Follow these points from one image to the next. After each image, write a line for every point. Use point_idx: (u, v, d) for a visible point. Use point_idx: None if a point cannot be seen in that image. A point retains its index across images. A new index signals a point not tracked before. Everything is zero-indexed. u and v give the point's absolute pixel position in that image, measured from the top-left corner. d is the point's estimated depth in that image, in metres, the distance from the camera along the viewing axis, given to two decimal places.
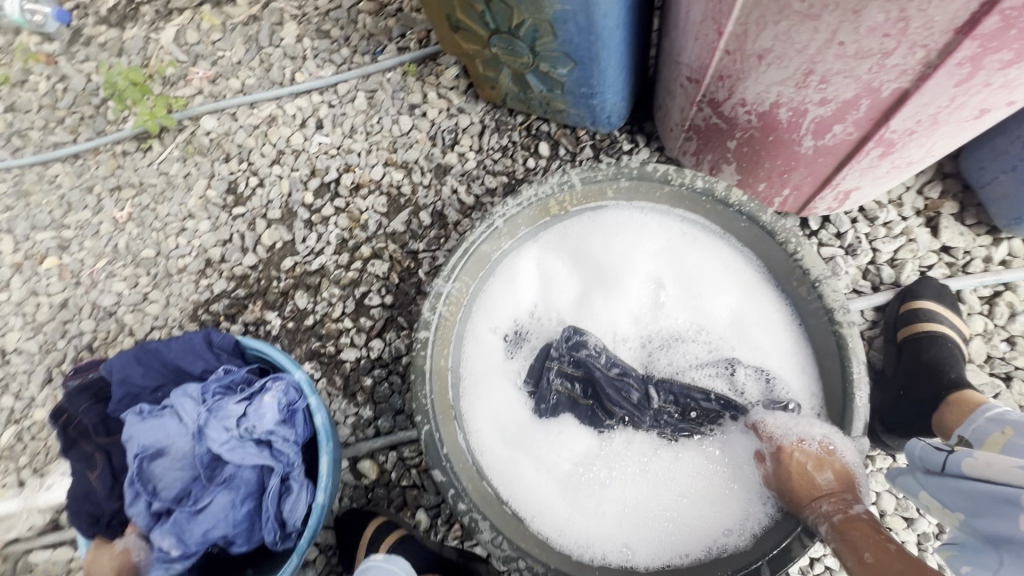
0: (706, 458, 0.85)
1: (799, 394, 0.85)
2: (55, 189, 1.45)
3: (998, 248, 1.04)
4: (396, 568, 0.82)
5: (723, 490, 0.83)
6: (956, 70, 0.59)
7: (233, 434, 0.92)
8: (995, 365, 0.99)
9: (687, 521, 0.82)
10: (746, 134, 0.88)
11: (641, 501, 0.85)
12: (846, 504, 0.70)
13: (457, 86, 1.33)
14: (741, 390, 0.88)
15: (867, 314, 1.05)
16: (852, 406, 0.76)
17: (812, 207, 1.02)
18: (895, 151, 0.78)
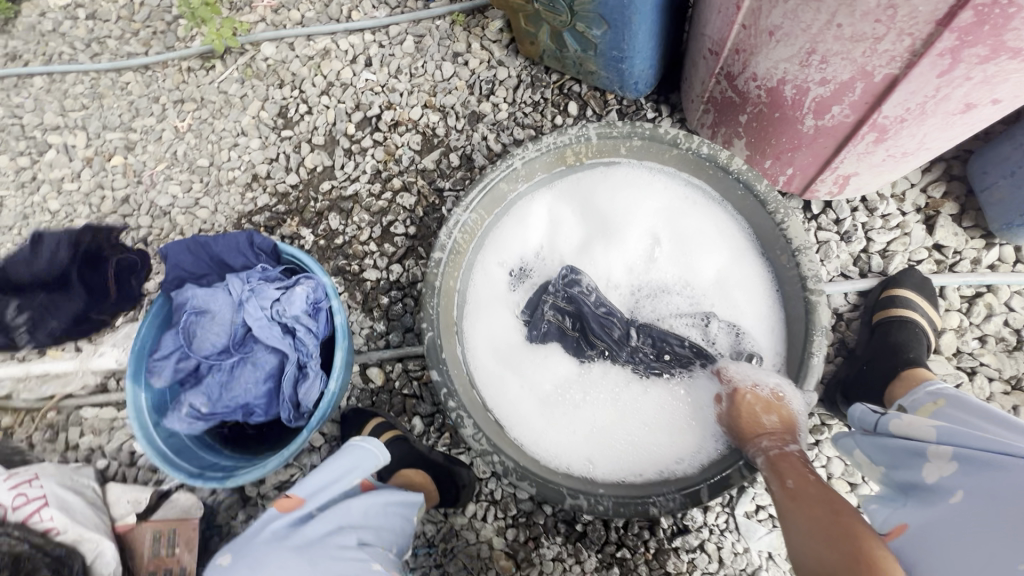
0: (671, 396, 0.95)
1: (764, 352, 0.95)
2: (127, 95, 1.59)
3: (988, 252, 1.09)
4: (373, 445, 0.92)
5: (682, 426, 0.94)
6: (938, 61, 0.65)
7: (265, 320, 1.05)
8: (963, 359, 1.05)
9: (645, 446, 0.93)
10: (756, 109, 0.95)
11: (608, 425, 0.96)
12: (784, 442, 0.80)
13: (500, 40, 1.40)
14: (712, 340, 0.98)
15: (850, 298, 1.12)
16: (807, 364, 0.85)
17: (814, 190, 1.09)
18: (889, 139, 0.84)
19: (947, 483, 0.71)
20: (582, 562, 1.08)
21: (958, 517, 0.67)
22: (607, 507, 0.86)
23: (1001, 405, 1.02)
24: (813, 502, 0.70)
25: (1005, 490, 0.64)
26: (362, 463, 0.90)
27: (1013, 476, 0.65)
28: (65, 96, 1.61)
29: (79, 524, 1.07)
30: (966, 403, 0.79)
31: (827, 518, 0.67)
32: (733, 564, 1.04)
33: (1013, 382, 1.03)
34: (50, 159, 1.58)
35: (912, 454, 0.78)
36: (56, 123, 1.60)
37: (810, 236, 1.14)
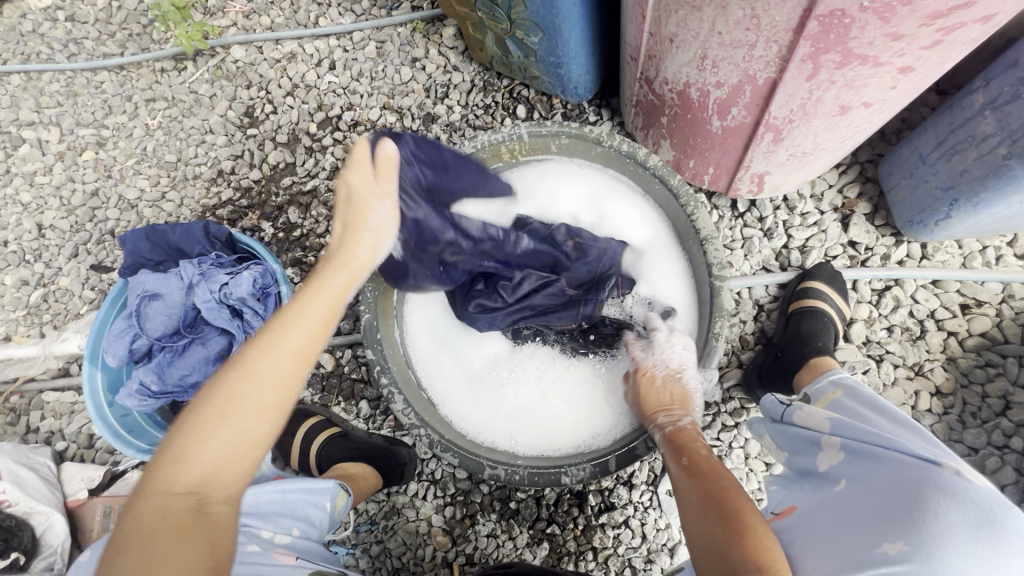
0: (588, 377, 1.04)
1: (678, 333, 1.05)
2: (100, 94, 1.65)
3: (897, 248, 1.17)
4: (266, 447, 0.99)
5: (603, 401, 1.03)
6: (803, 66, 0.73)
7: (214, 302, 1.10)
8: (871, 347, 1.12)
9: (563, 421, 1.03)
10: (672, 111, 1.02)
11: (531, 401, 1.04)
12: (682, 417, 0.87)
13: (456, 46, 1.48)
14: (629, 314, 1.06)
15: (771, 290, 1.19)
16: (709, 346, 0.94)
17: (736, 189, 1.17)
18: (785, 138, 0.92)
19: (834, 472, 0.72)
20: (514, 538, 1.13)
21: (832, 501, 0.67)
22: (524, 477, 0.93)
23: (904, 390, 1.09)
24: (706, 477, 0.74)
25: (883, 477, 0.64)
26: None
27: (891, 469, 0.63)
28: (41, 94, 1.67)
29: (32, 498, 1.11)
30: (860, 394, 0.81)
31: (717, 491, 0.70)
32: (655, 540, 1.11)
33: (915, 369, 1.11)
34: (23, 154, 1.63)
35: (809, 445, 0.78)
36: (30, 119, 1.65)
37: (735, 232, 1.22)
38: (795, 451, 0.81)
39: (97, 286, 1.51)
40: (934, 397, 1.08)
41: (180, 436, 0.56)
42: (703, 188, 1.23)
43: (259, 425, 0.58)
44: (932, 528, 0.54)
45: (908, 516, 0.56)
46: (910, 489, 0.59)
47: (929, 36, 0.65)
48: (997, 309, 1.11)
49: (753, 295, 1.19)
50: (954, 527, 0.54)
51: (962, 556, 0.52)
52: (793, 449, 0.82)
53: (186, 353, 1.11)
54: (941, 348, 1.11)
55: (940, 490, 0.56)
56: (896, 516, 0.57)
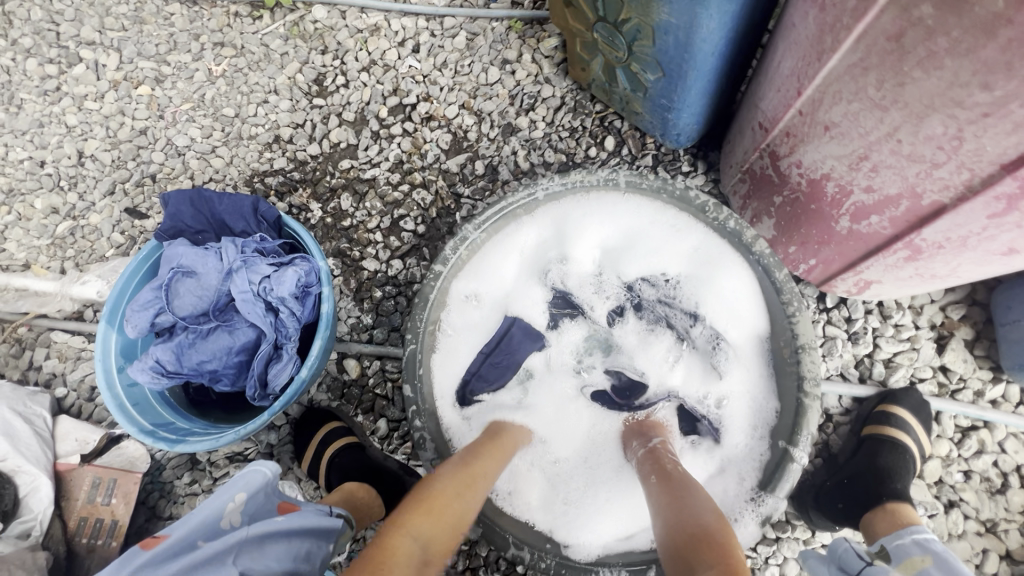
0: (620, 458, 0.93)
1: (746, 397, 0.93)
2: (168, 27, 1.56)
3: (994, 386, 1.06)
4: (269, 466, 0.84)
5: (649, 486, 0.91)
6: (992, 203, 0.62)
7: (252, 289, 1.01)
8: (943, 489, 1.02)
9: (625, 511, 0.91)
10: (793, 194, 0.91)
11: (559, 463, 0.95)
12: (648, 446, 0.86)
13: (552, 57, 1.36)
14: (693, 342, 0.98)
15: (844, 402, 1.08)
16: (770, 445, 0.89)
17: (832, 285, 1.06)
18: (921, 259, 0.81)
19: None
20: None
21: None
22: (549, 566, 0.86)
23: (971, 545, 1.00)
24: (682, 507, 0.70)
25: None
26: (250, 486, 0.80)
27: None
28: (107, 14, 1.58)
29: (21, 456, 1.04)
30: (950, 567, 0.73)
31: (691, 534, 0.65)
32: None
33: (987, 524, 1.00)
34: (77, 74, 1.55)
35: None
36: (91, 38, 1.57)
37: (817, 329, 1.11)
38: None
39: (128, 231, 1.43)
40: (1002, 561, 0.98)
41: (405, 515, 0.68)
42: (793, 273, 1.12)
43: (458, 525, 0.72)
44: None
45: None
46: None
47: None
48: None
49: (824, 402, 1.08)
50: None
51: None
52: None
53: (210, 338, 1.03)
54: (1021, 508, 1.00)
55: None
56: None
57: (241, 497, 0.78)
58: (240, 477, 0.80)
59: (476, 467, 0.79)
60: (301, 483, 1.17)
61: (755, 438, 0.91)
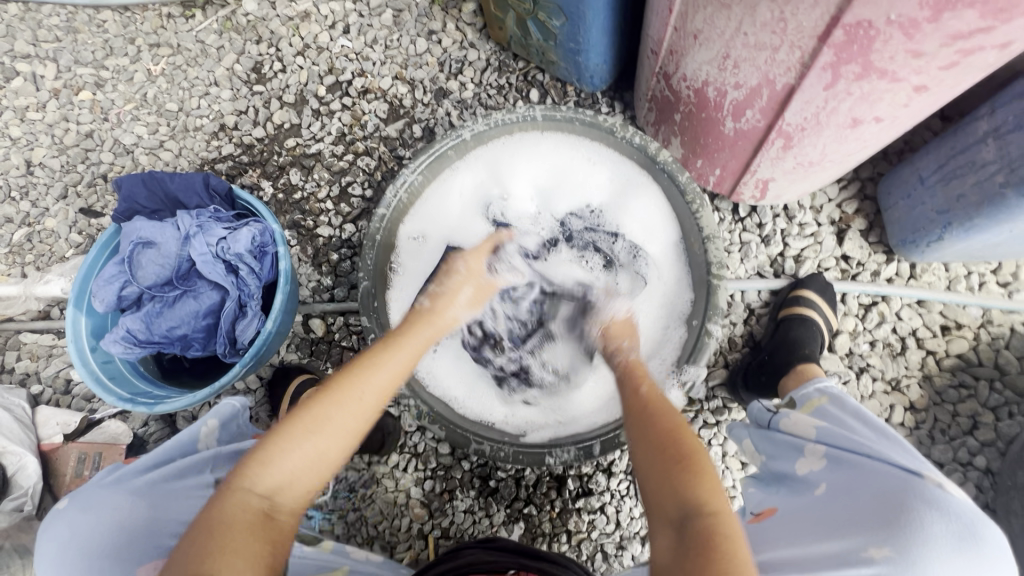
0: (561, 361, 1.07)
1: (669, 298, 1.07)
2: (102, 33, 1.60)
3: (887, 265, 1.20)
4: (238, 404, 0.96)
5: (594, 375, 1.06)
6: (823, 74, 0.74)
7: (211, 252, 1.08)
8: (853, 359, 1.16)
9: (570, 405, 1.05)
10: (687, 108, 1.03)
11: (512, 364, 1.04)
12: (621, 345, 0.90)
13: (474, 23, 1.46)
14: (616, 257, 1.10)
15: (763, 296, 1.21)
16: (687, 326, 1.02)
17: (739, 193, 1.18)
18: (794, 146, 0.94)
19: (815, 478, 0.74)
20: (491, 515, 1.15)
21: (812, 507, 0.69)
22: (508, 454, 0.95)
23: (880, 402, 1.13)
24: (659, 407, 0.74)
25: (864, 490, 0.66)
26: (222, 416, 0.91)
27: (874, 480, 0.66)
28: (39, 27, 1.62)
29: (4, 438, 1.09)
30: (845, 403, 0.84)
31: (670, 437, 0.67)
32: (629, 527, 1.12)
33: (892, 383, 1.15)
34: (16, 87, 1.58)
35: (792, 449, 0.81)
36: (26, 52, 1.60)
37: (733, 236, 1.24)
38: (774, 454, 0.84)
39: (85, 230, 1.47)
40: (907, 412, 1.13)
41: (266, 446, 0.62)
42: (707, 189, 1.25)
43: (336, 446, 0.65)
44: (918, 536, 0.58)
45: (896, 522, 0.59)
46: (893, 496, 0.62)
47: (948, 56, 0.66)
48: (975, 333, 1.15)
49: (745, 299, 1.21)
50: (936, 537, 0.57)
51: (938, 565, 0.56)
52: (773, 454, 0.84)
53: (176, 304, 1.10)
54: (919, 365, 1.15)
55: (926, 502, 0.60)
56: (878, 520, 0.60)
57: (213, 422, 0.89)
58: (213, 409, 0.91)
59: (389, 355, 0.75)
60: None
61: (676, 325, 1.04)
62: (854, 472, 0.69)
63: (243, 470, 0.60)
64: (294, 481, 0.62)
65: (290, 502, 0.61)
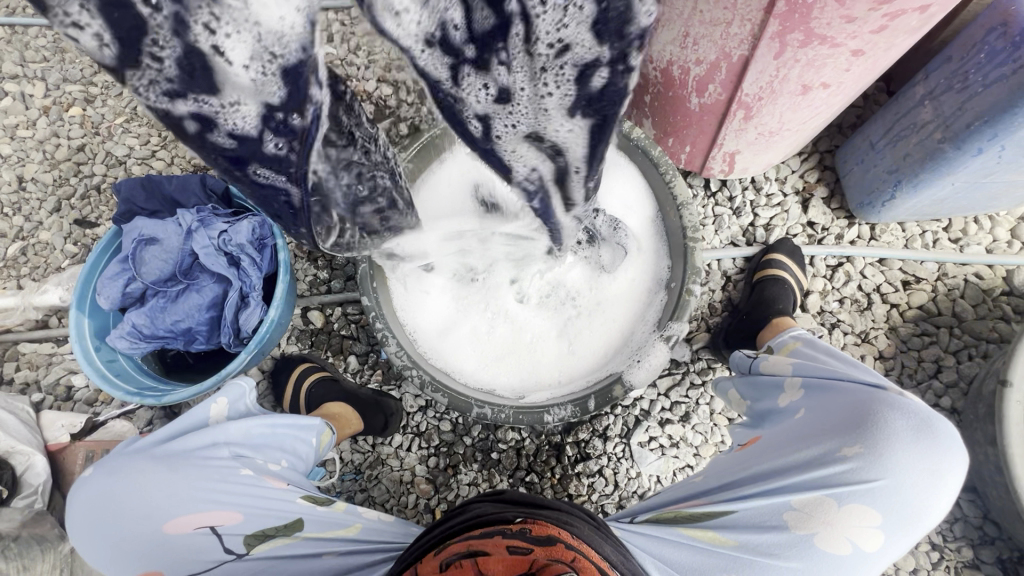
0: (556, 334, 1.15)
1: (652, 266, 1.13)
2: (90, 52, 1.65)
3: (850, 229, 1.29)
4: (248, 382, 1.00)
5: (589, 343, 1.13)
6: (772, 44, 0.83)
7: (212, 245, 1.13)
8: (824, 316, 1.25)
9: (567, 373, 1.10)
10: (655, 89, 1.12)
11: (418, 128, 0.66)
12: None
13: None
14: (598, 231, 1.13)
15: (738, 263, 1.30)
16: (667, 289, 1.07)
17: (709, 168, 1.27)
18: (754, 116, 1.02)
19: (793, 407, 0.83)
20: (495, 485, 1.20)
21: (790, 429, 0.80)
22: (508, 415, 1.00)
23: (852, 354, 1.22)
24: None
25: (836, 407, 0.76)
26: (229, 394, 0.95)
27: (843, 396, 0.76)
28: (26, 48, 1.66)
29: (13, 438, 1.11)
30: (816, 344, 0.92)
31: None
32: (626, 487, 1.18)
33: (862, 336, 1.23)
34: (5, 106, 1.61)
35: (772, 387, 0.88)
36: (14, 72, 1.64)
37: (707, 210, 1.32)
38: (757, 395, 0.91)
39: (80, 241, 1.50)
40: (877, 361, 1.21)
41: None
42: (680, 167, 1.33)
43: None
44: (882, 434, 0.70)
45: (865, 427, 0.71)
46: (861, 407, 0.73)
47: (876, 20, 0.75)
48: (933, 285, 1.24)
49: (722, 267, 1.29)
50: (897, 433, 0.70)
51: (900, 455, 0.69)
52: (756, 396, 0.92)
53: (180, 298, 1.13)
54: (884, 318, 1.23)
55: (889, 406, 0.72)
56: (854, 430, 0.72)
57: (223, 401, 0.94)
58: (222, 387, 0.96)
59: None
60: None
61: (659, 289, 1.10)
62: (828, 395, 0.78)
63: None
64: None
65: None
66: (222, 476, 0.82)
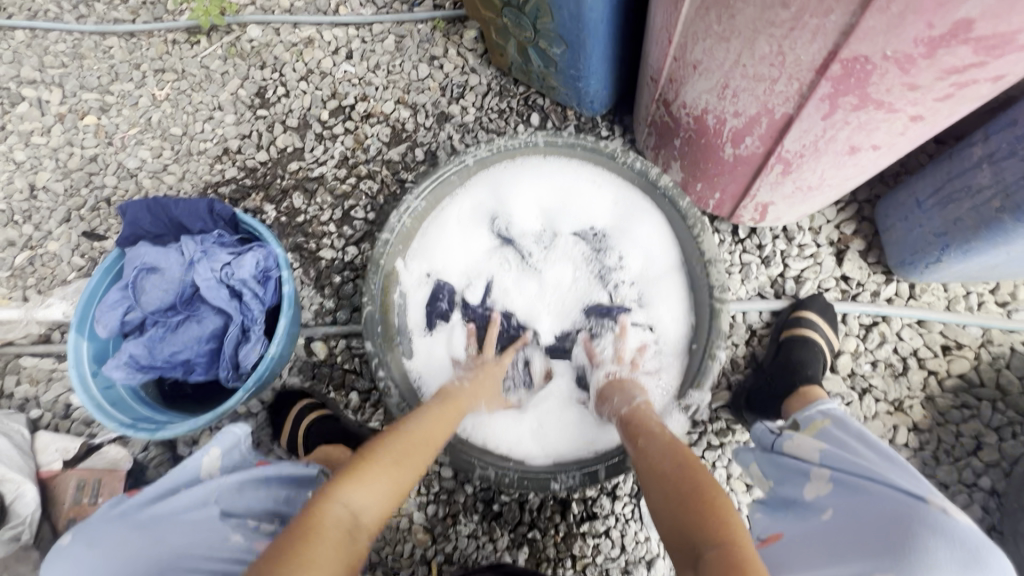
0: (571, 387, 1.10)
1: (672, 320, 1.08)
2: (108, 59, 1.63)
3: (887, 286, 1.21)
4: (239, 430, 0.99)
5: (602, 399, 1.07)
6: (820, 105, 0.76)
7: (215, 277, 1.09)
8: (855, 379, 1.17)
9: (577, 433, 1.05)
10: (687, 134, 1.05)
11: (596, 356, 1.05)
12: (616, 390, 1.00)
13: (475, 49, 1.49)
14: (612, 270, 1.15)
15: (764, 316, 1.22)
16: (688, 349, 1.05)
17: (739, 215, 1.20)
18: (794, 171, 0.95)
19: (823, 502, 0.77)
20: (495, 540, 1.14)
21: (817, 531, 0.73)
22: (513, 480, 0.96)
23: (883, 423, 1.13)
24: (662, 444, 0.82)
25: (870, 518, 0.69)
26: (224, 444, 0.94)
27: (880, 509, 0.69)
28: (45, 53, 1.64)
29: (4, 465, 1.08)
30: (847, 424, 0.85)
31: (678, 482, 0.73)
32: (634, 551, 1.12)
33: (895, 404, 1.15)
34: (21, 112, 1.60)
35: (797, 473, 0.83)
36: (32, 77, 1.62)
37: (734, 257, 1.25)
38: (782, 479, 0.86)
39: (87, 254, 1.47)
40: (911, 433, 1.13)
41: (361, 474, 0.72)
42: (707, 211, 1.26)
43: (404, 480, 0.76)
44: (922, 565, 0.61)
45: (901, 553, 0.62)
46: (899, 525, 0.65)
47: (942, 88, 0.68)
48: (976, 353, 1.16)
49: (747, 320, 1.22)
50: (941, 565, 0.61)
51: None
52: (780, 479, 0.86)
53: (179, 329, 1.10)
54: (921, 385, 1.15)
55: (931, 530, 0.63)
56: (881, 552, 0.64)
57: (214, 451, 0.92)
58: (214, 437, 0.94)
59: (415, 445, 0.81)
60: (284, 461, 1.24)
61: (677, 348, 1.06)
62: (863, 500, 0.72)
63: (333, 490, 0.69)
64: (369, 506, 0.70)
65: (361, 535, 0.68)
66: (210, 542, 0.76)
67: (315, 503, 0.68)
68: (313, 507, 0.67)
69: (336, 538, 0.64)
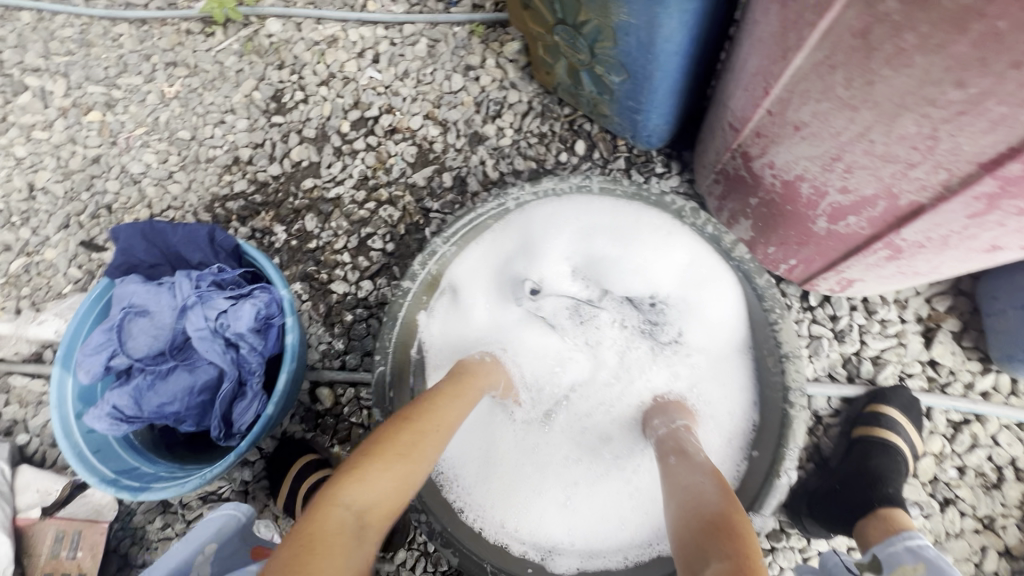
0: (607, 482, 0.94)
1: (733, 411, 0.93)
2: (117, 48, 1.49)
3: (984, 377, 1.03)
4: (239, 511, 0.88)
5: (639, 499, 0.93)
6: (972, 203, 0.58)
7: (210, 325, 0.98)
8: (938, 487, 1.00)
9: (608, 537, 0.92)
10: (768, 196, 0.87)
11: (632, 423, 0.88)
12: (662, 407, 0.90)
13: (517, 61, 1.32)
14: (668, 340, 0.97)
15: (833, 403, 1.05)
16: (744, 455, 0.91)
17: (814, 284, 1.02)
18: (903, 258, 0.77)
19: None
20: None
21: None
22: None
23: (969, 543, 0.97)
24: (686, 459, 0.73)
25: None
26: (219, 534, 0.83)
27: None
28: (51, 38, 1.51)
29: None
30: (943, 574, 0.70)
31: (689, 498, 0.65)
32: None
33: (984, 521, 0.98)
34: (23, 102, 1.48)
35: None
36: (36, 65, 1.50)
37: (802, 328, 1.08)
38: None
39: (84, 265, 1.36)
40: (1001, 557, 0.96)
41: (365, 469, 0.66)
42: (775, 273, 1.08)
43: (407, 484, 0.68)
44: None
45: None
46: None
47: None
48: None
49: (813, 405, 1.05)
50: None
51: None
52: None
53: (168, 380, 0.97)
54: (1018, 502, 0.98)
55: None
56: None
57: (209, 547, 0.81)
58: (208, 524, 0.84)
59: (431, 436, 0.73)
60: (278, 519, 1.13)
61: (730, 448, 0.92)
62: None
63: (339, 488, 0.64)
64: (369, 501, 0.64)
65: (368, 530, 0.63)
66: None
67: (321, 494, 0.63)
68: (316, 505, 0.62)
69: (343, 541, 0.59)
